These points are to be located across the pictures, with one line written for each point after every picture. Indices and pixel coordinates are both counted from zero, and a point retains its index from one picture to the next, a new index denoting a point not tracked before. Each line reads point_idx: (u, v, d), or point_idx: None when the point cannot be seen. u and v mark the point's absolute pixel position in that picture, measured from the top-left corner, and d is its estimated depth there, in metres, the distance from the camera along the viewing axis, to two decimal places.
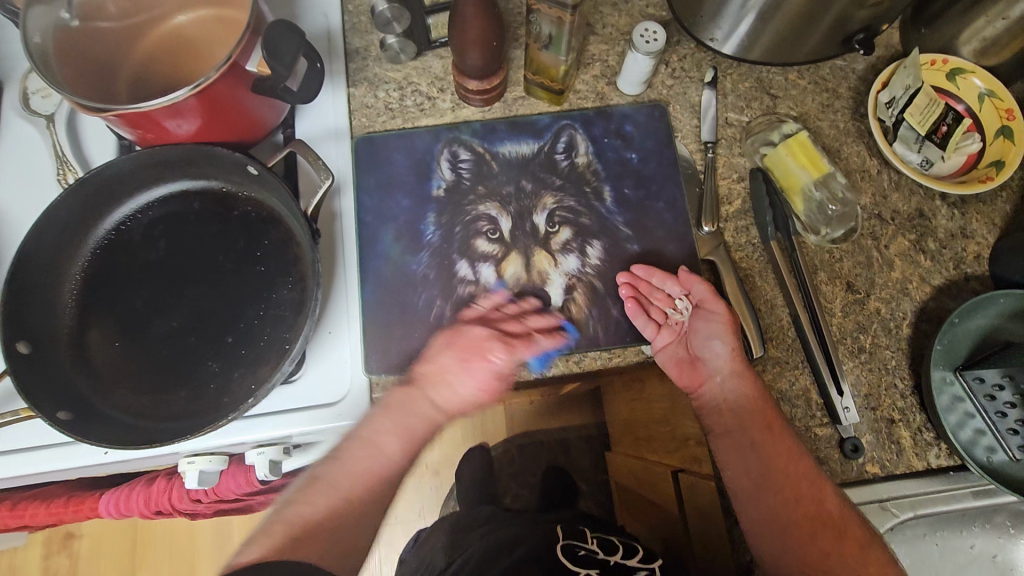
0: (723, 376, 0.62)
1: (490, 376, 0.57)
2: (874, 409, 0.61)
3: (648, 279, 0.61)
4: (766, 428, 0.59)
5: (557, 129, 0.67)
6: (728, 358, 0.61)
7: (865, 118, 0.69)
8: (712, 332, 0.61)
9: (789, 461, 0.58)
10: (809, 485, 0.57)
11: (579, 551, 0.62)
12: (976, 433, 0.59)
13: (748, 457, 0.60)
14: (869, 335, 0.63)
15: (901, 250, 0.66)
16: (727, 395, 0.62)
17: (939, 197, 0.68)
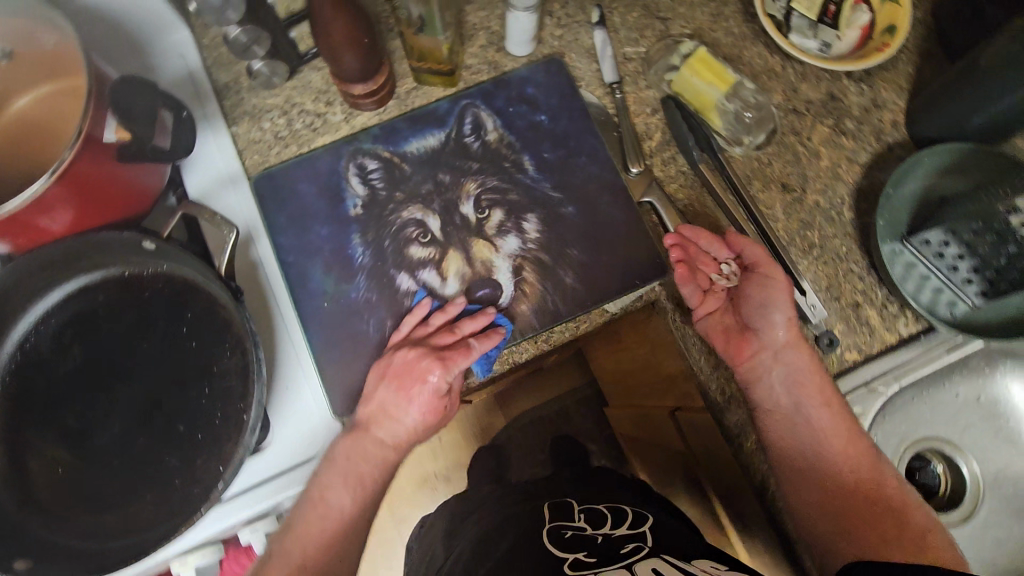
0: (778, 343, 0.58)
1: (429, 398, 0.55)
2: (838, 299, 0.61)
3: (696, 241, 0.60)
4: (817, 403, 0.57)
5: (459, 111, 0.64)
6: (786, 328, 0.58)
7: (757, 18, 0.69)
8: (767, 300, 0.58)
9: (841, 431, 0.57)
10: (852, 456, 0.57)
11: (565, 533, 0.59)
12: (936, 293, 0.60)
13: (796, 435, 0.58)
14: (816, 229, 0.63)
15: (824, 137, 0.66)
16: (780, 368, 0.58)
17: (846, 76, 0.68)
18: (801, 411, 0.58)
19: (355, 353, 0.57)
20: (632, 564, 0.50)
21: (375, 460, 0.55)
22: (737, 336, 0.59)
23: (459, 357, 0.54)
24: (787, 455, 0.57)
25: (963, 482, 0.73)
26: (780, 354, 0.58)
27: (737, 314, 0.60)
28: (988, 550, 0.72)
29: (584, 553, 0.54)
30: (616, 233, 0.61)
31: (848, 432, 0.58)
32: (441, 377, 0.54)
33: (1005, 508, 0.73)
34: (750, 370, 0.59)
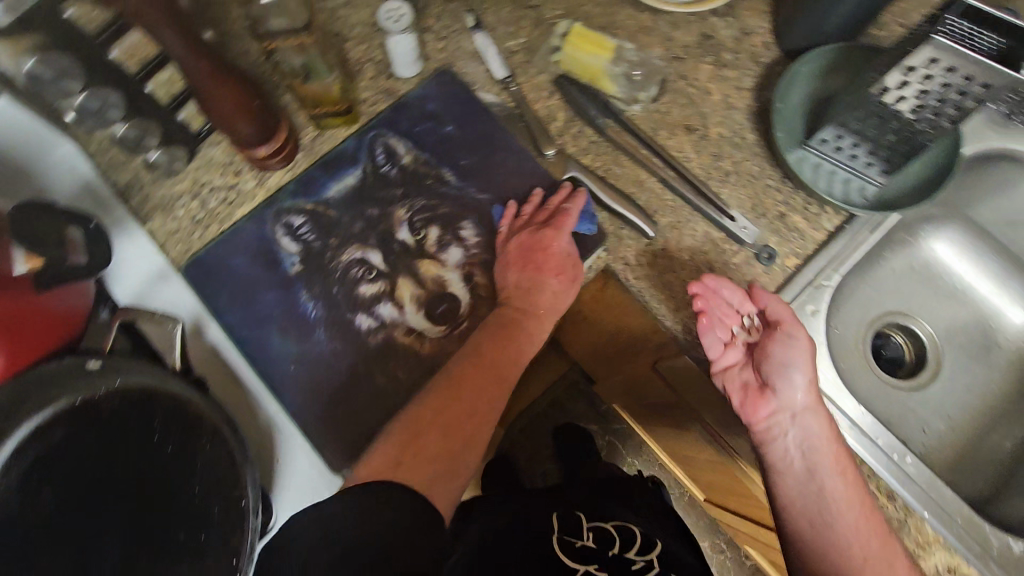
0: (800, 404, 0.57)
1: (556, 261, 0.58)
2: (764, 215, 0.65)
3: (719, 290, 0.58)
4: (832, 470, 0.56)
5: (368, 144, 0.64)
6: (808, 393, 0.57)
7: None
8: (792, 358, 0.57)
9: (856, 505, 0.55)
10: (867, 534, 0.55)
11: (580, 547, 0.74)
12: (846, 183, 0.66)
13: (806, 500, 0.57)
14: (727, 158, 0.67)
15: (710, 74, 0.70)
16: (797, 432, 0.57)
17: (711, 14, 0.73)
18: (815, 476, 0.56)
19: (335, 405, 0.57)
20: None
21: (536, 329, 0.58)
22: (755, 393, 0.58)
23: (563, 218, 0.59)
24: (794, 513, 0.59)
25: (922, 342, 0.81)
26: (797, 419, 0.57)
27: (756, 370, 0.59)
28: (961, 398, 0.78)
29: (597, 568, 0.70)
30: None
31: (863, 506, 0.56)
32: (561, 240, 0.58)
33: (964, 356, 0.80)
34: (769, 429, 0.58)
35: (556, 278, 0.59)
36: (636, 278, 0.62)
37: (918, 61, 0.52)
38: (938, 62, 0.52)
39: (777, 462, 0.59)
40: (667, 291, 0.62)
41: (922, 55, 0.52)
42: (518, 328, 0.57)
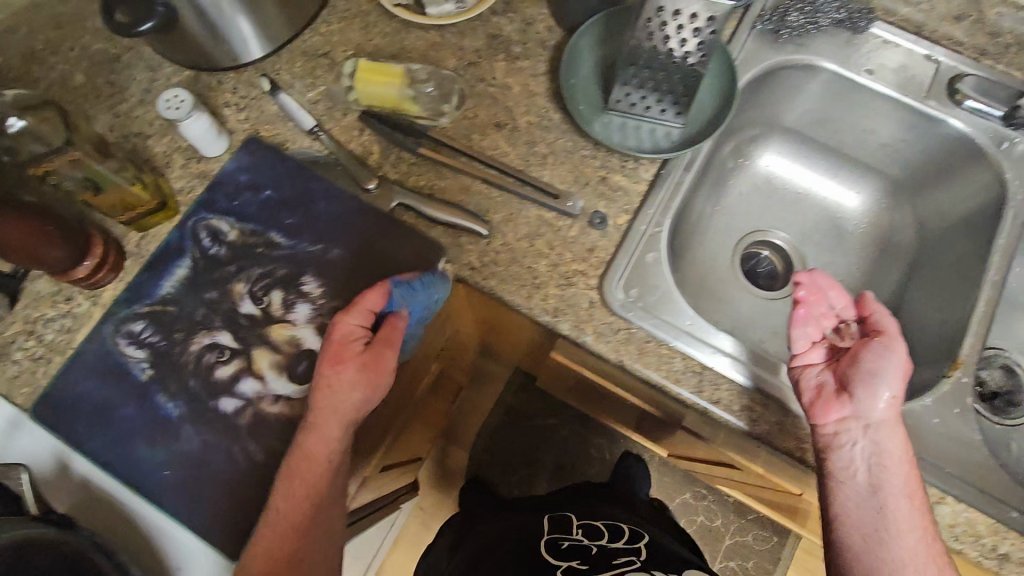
0: (881, 415, 0.54)
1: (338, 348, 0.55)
2: (587, 184, 0.68)
3: (820, 289, 0.61)
4: (899, 491, 0.53)
5: (191, 231, 0.64)
6: (894, 410, 0.54)
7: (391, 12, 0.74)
8: (886, 368, 0.55)
9: (918, 530, 0.53)
10: (921, 560, 0.52)
11: (563, 543, 0.84)
12: (653, 132, 0.70)
13: (864, 525, 0.54)
14: (541, 142, 0.70)
15: (506, 69, 0.73)
16: (867, 442, 0.54)
17: (493, 14, 0.75)
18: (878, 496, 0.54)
19: (220, 493, 0.56)
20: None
21: (321, 450, 0.53)
22: (831, 393, 0.57)
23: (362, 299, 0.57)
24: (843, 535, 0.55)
25: (783, 250, 0.86)
26: (871, 428, 0.54)
27: (837, 375, 0.57)
28: None
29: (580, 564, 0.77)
30: (383, 248, 0.64)
31: (926, 532, 0.53)
32: (352, 321, 0.56)
33: (821, 251, 0.85)
34: (837, 435, 0.55)
35: (336, 368, 0.54)
36: (485, 278, 0.64)
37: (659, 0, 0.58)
38: None
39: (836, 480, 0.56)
40: (516, 280, 0.64)
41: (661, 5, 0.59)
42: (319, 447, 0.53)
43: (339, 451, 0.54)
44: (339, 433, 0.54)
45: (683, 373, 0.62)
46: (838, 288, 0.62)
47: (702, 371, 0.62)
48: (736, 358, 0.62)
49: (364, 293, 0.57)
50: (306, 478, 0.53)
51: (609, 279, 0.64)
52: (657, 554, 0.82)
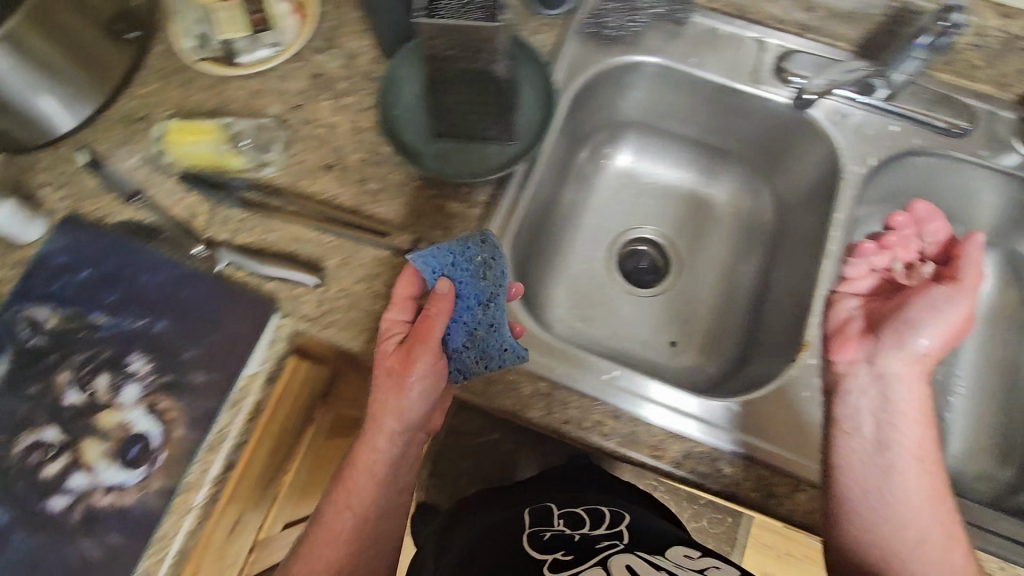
0: (901, 367, 0.59)
1: (385, 347, 0.59)
2: (422, 214, 0.67)
3: (925, 218, 0.71)
4: (911, 455, 0.57)
5: (9, 324, 0.61)
6: (924, 361, 0.60)
7: (201, 64, 0.71)
8: (934, 317, 0.60)
9: (925, 492, 0.55)
10: (924, 519, 0.55)
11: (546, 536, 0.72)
12: (484, 151, 0.68)
13: (870, 473, 0.56)
14: (372, 178, 0.68)
15: (332, 108, 0.71)
16: (889, 386, 0.59)
17: (313, 52, 0.73)
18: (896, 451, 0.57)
19: None
20: (608, 567, 0.65)
21: (367, 458, 0.60)
22: (855, 328, 0.63)
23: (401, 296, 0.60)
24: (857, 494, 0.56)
25: (656, 247, 0.85)
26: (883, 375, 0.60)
27: (868, 314, 0.65)
28: (700, 278, 0.82)
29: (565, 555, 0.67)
30: (212, 312, 0.62)
31: (932, 495, 0.55)
32: (394, 318, 0.59)
33: (693, 243, 0.84)
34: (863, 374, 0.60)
35: (379, 369, 0.58)
36: (324, 327, 0.63)
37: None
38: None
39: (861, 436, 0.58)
40: (357, 325, 0.63)
41: (438, 48, 0.56)
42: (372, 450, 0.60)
43: (385, 463, 0.60)
44: (383, 445, 0.59)
45: (532, 398, 0.61)
46: (938, 220, 0.70)
47: (551, 393, 0.61)
48: (584, 372, 0.62)
49: (404, 278, 0.59)
50: (357, 491, 0.60)
51: None
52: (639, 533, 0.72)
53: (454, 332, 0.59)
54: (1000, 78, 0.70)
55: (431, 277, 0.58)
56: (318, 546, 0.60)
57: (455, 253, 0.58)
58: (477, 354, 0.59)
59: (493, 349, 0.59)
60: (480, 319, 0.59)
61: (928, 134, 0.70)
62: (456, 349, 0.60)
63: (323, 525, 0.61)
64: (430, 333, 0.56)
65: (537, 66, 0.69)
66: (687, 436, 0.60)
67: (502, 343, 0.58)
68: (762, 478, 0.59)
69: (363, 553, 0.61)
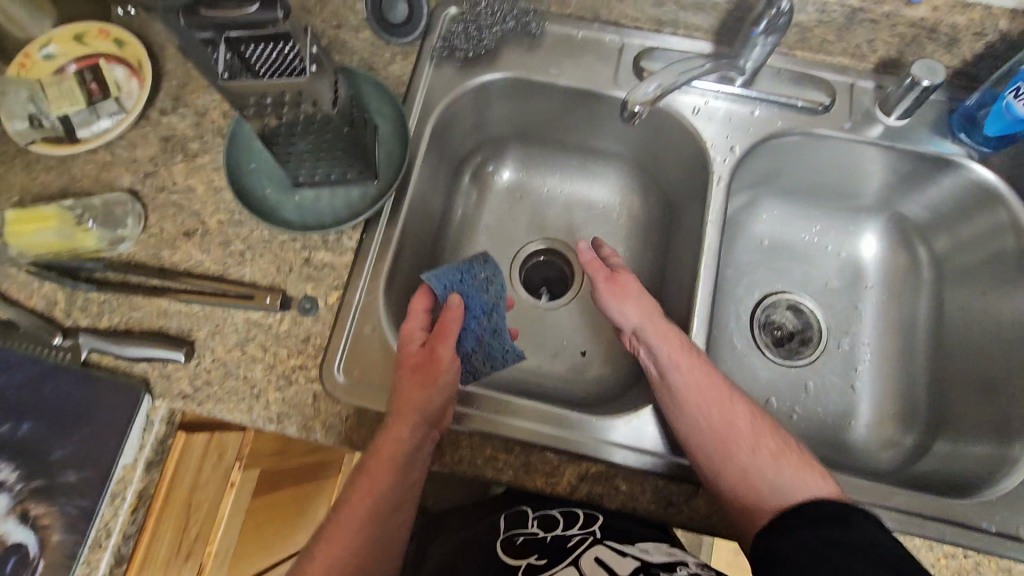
0: (635, 320, 0.65)
1: (405, 352, 0.60)
2: (291, 269, 0.65)
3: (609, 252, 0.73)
4: (696, 384, 0.60)
5: None
6: (640, 317, 0.65)
7: (32, 144, 0.66)
8: (614, 302, 0.67)
9: (711, 412, 0.59)
10: (730, 433, 0.58)
11: (517, 540, 0.61)
12: (347, 195, 0.67)
13: (683, 419, 0.59)
14: (235, 239, 0.66)
15: (186, 170, 0.68)
16: (657, 331, 0.63)
17: (160, 114, 0.70)
18: (682, 388, 0.60)
19: None
20: (580, 565, 0.55)
21: (387, 450, 0.56)
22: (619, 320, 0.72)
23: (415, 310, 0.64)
24: (692, 446, 0.58)
25: (555, 255, 0.84)
26: (643, 331, 0.64)
27: None
28: None
29: (538, 558, 0.58)
30: (79, 406, 0.60)
31: (722, 411, 0.59)
32: (417, 326, 0.63)
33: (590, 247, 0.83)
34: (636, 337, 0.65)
35: (401, 369, 0.59)
36: (201, 402, 0.61)
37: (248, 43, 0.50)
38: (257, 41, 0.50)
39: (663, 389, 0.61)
40: (234, 396, 0.61)
41: (258, 108, 0.53)
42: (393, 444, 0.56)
43: (406, 457, 0.56)
44: (407, 436, 0.56)
45: None
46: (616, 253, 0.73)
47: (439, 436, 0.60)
48: (470, 409, 0.61)
49: (419, 292, 0.66)
50: (378, 480, 0.55)
51: (329, 367, 0.61)
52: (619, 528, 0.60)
53: (465, 339, 0.68)
54: (854, 49, 0.70)
55: (442, 293, 0.67)
56: (338, 536, 0.54)
57: (463, 272, 0.69)
58: (484, 357, 0.68)
59: (496, 353, 0.69)
60: (484, 326, 0.69)
61: (791, 116, 0.71)
62: (467, 352, 0.68)
63: (343, 511, 0.55)
64: (450, 330, 0.62)
65: (388, 99, 0.68)
66: (581, 457, 0.60)
67: (503, 347, 0.69)
68: (658, 488, 0.59)
69: (383, 550, 0.55)
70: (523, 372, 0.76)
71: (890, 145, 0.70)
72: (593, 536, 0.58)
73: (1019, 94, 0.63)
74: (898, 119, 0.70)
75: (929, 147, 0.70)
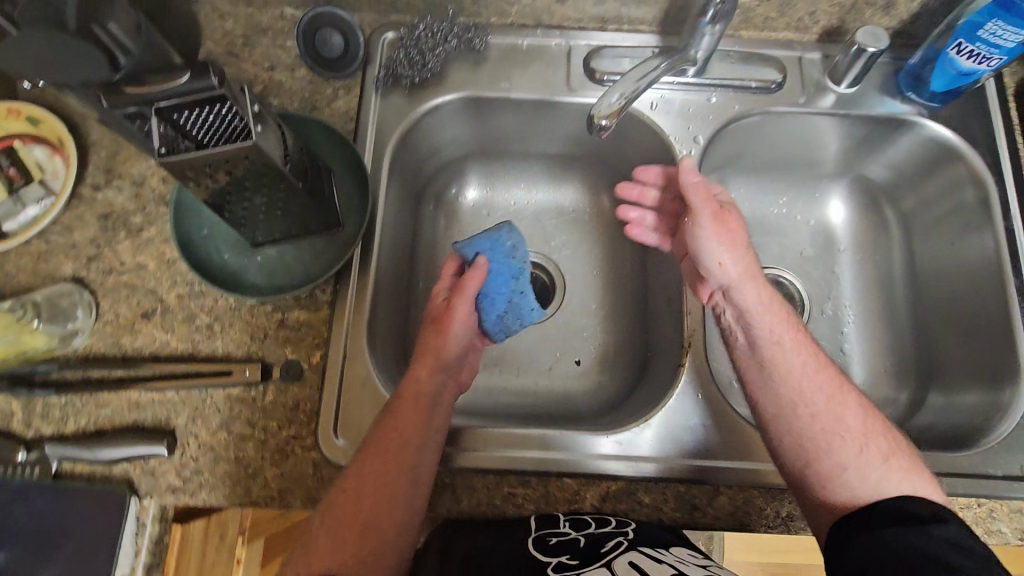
0: (736, 274, 0.60)
1: (434, 311, 0.62)
2: (266, 334, 0.61)
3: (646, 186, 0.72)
4: (809, 365, 0.55)
5: None
6: (737, 271, 0.60)
7: None
8: (715, 248, 0.61)
9: (825, 394, 0.54)
10: (841, 421, 0.52)
11: (551, 540, 0.53)
12: (313, 247, 0.63)
13: (787, 391, 0.54)
14: (200, 312, 0.61)
15: (133, 247, 0.63)
16: (755, 294, 0.59)
17: (94, 191, 0.65)
18: (792, 360, 0.55)
19: None
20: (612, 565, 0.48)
21: (410, 394, 0.56)
22: (695, 281, 0.65)
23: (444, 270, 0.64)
24: (780, 429, 0.54)
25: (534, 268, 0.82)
26: (740, 292, 0.59)
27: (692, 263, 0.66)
28: (584, 289, 0.80)
29: (571, 558, 0.50)
30: (58, 523, 0.55)
31: (836, 399, 0.53)
32: (444, 285, 0.64)
33: (567, 255, 0.81)
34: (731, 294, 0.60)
35: (427, 319, 0.62)
36: (193, 493, 0.57)
37: (184, 113, 0.47)
38: (194, 110, 0.47)
39: (762, 358, 0.56)
40: (228, 480, 0.57)
41: (197, 178, 0.49)
42: (414, 390, 0.56)
43: (431, 402, 0.56)
44: (426, 381, 0.57)
45: (437, 491, 0.58)
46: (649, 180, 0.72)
47: (452, 482, 0.59)
48: (479, 447, 0.59)
49: (454, 257, 0.65)
50: (410, 416, 0.54)
51: (324, 432, 0.58)
52: (651, 531, 0.54)
53: (494, 302, 0.63)
54: (797, 22, 0.71)
55: (469, 254, 0.63)
56: (374, 469, 0.52)
57: (489, 233, 0.64)
58: (515, 319, 0.64)
59: (525, 313, 0.63)
60: (513, 289, 0.63)
61: (746, 97, 0.71)
62: (497, 316, 0.63)
63: (377, 446, 0.53)
64: (467, 288, 0.60)
65: (338, 140, 0.64)
66: (599, 476, 0.59)
67: (531, 306, 0.64)
68: (680, 493, 0.59)
69: (409, 485, 0.52)
70: (521, 394, 0.74)
71: (845, 112, 0.71)
72: (627, 540, 0.51)
73: (961, 50, 0.63)
74: (848, 86, 0.71)
75: (882, 109, 0.71)
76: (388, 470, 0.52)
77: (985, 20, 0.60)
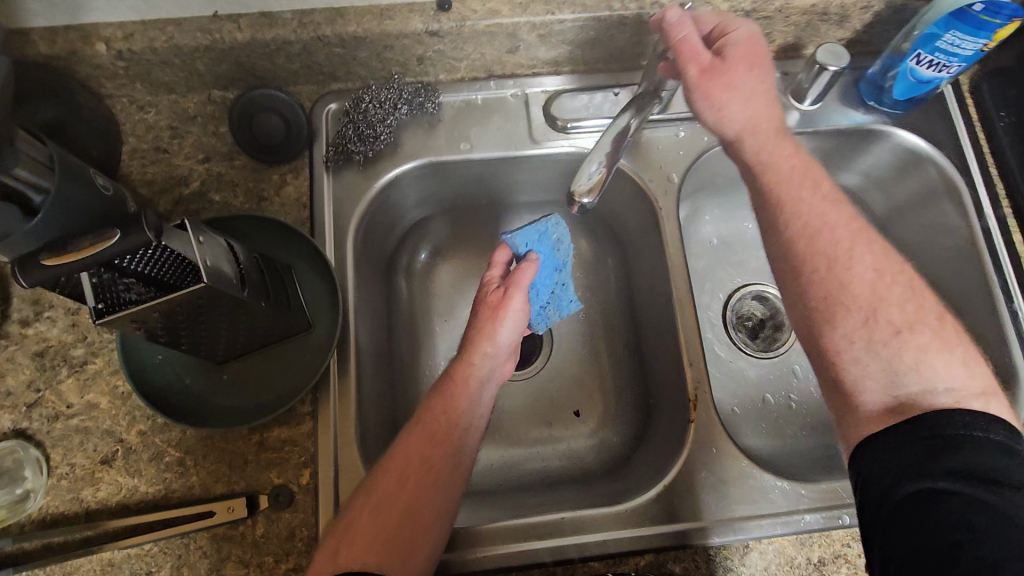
0: (738, 126, 0.57)
1: (488, 295, 0.62)
2: (245, 460, 0.55)
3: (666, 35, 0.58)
4: (815, 215, 0.54)
5: None
6: (733, 122, 0.57)
7: None
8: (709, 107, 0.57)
9: (839, 245, 0.53)
10: (859, 282, 0.52)
11: None
12: (283, 354, 0.58)
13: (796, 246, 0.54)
14: (168, 447, 0.55)
15: (78, 385, 0.56)
16: (758, 151, 0.56)
17: (23, 328, 0.58)
18: (796, 215, 0.55)
19: None
20: None
21: (464, 374, 0.58)
22: None
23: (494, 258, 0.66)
24: (794, 291, 0.54)
25: None
26: (737, 145, 0.58)
27: None
28: (572, 337, 0.77)
29: None
30: None
31: (852, 253, 0.53)
32: (495, 272, 0.64)
33: None
34: (734, 148, 0.58)
35: (478, 304, 0.62)
36: None
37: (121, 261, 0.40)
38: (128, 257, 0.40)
39: (770, 208, 0.56)
40: None
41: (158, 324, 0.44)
42: (460, 367, 0.59)
43: (480, 382, 0.58)
44: (479, 358, 0.59)
45: None
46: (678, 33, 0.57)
47: None
48: (497, 546, 0.56)
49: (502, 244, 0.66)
50: (459, 400, 0.56)
51: None
52: None
53: (539, 293, 0.66)
54: None
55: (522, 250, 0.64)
56: (420, 446, 0.52)
57: (540, 229, 0.64)
58: (555, 311, 0.68)
59: (564, 306, 0.68)
60: (557, 281, 0.66)
61: None
62: (541, 305, 0.67)
63: (427, 425, 0.54)
64: (524, 278, 0.61)
65: (294, 235, 0.59)
66: (625, 554, 0.56)
67: (569, 299, 0.68)
68: (711, 558, 0.56)
69: (451, 463, 0.53)
70: (526, 463, 0.70)
71: (812, 130, 0.70)
72: None
73: (921, 60, 0.62)
74: (812, 103, 0.69)
75: (846, 122, 0.70)
76: (434, 455, 0.52)
77: (942, 32, 0.58)
